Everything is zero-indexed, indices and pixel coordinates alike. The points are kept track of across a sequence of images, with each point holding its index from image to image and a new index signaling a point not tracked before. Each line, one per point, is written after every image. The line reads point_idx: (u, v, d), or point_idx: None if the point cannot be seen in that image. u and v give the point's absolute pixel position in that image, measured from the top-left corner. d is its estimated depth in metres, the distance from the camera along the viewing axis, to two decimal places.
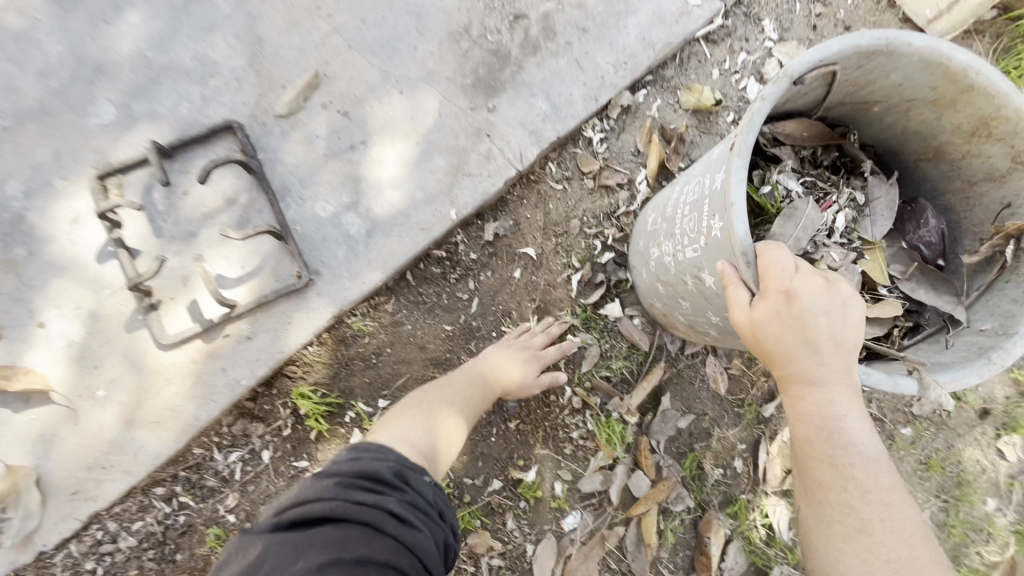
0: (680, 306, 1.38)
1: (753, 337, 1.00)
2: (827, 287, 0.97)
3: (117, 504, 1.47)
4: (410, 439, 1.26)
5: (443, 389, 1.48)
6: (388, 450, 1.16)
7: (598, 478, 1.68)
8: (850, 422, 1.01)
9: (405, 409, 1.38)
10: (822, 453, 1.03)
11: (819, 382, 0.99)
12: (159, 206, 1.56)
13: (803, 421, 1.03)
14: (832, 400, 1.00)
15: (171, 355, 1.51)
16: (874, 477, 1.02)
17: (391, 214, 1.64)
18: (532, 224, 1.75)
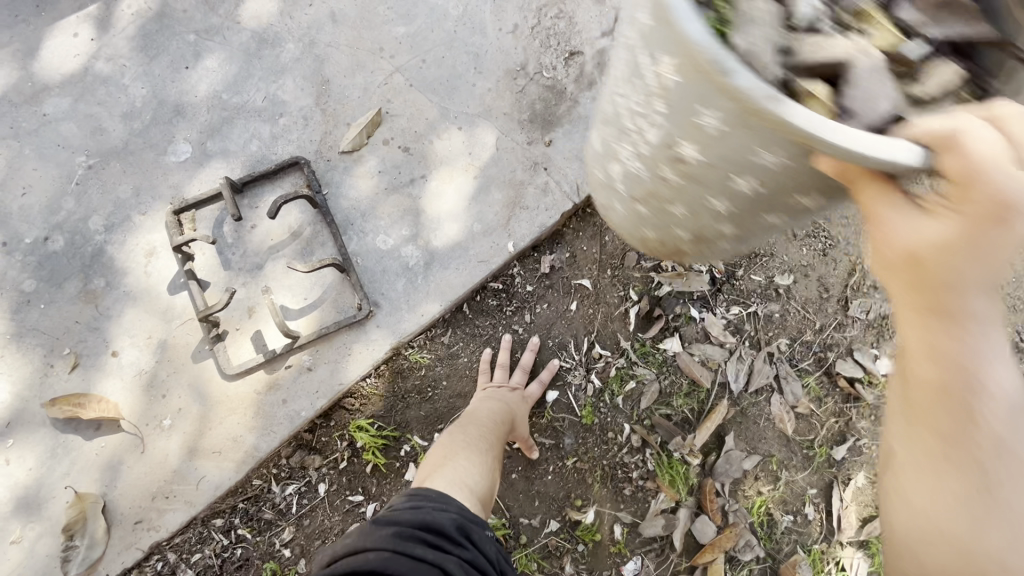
0: (688, 245, 0.91)
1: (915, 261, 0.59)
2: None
3: (177, 535, 1.47)
4: (466, 485, 1.25)
5: (483, 423, 1.45)
6: (453, 496, 1.08)
7: (660, 522, 1.60)
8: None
9: (451, 447, 1.37)
10: (993, 449, 0.60)
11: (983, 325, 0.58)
12: (228, 239, 1.62)
13: (930, 364, 0.61)
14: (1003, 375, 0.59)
15: (235, 384, 1.54)
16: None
17: (449, 246, 1.65)
18: (588, 256, 1.73)
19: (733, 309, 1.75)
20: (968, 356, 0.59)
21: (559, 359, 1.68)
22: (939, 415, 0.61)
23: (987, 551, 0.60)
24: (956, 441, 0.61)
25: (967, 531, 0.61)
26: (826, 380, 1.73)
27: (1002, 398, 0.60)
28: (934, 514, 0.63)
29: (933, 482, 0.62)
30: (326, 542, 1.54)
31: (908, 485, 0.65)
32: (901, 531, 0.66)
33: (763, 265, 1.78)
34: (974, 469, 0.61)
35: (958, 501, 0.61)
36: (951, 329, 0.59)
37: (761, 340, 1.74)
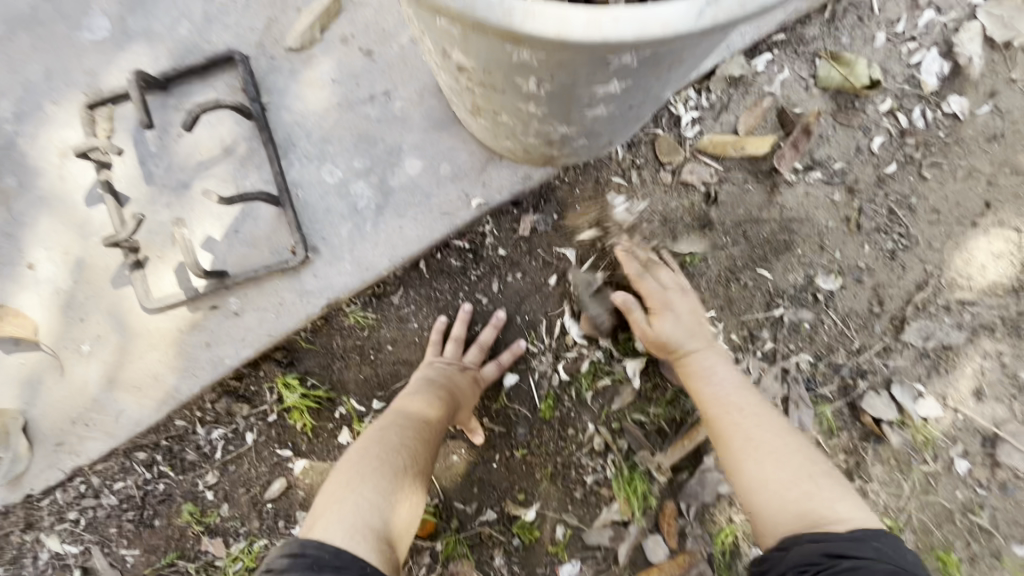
0: (509, 126, 1.01)
1: (656, 344, 1.32)
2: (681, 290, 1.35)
3: (100, 462, 1.42)
4: (371, 529, 1.01)
5: (408, 433, 1.19)
6: (352, 560, 0.94)
7: (607, 532, 1.44)
8: (715, 385, 1.27)
9: (362, 465, 1.10)
10: (753, 436, 1.18)
11: (693, 352, 1.30)
12: (151, 147, 1.35)
13: (711, 408, 1.24)
14: (710, 367, 1.29)
15: (156, 318, 1.37)
16: (767, 432, 1.19)
17: (408, 189, 1.34)
18: (581, 222, 1.39)
19: (753, 312, 1.40)
20: (719, 390, 1.26)
21: (525, 340, 1.43)
22: (733, 439, 1.19)
23: (787, 496, 1.10)
24: (737, 436, 1.19)
25: (776, 481, 1.12)
26: (846, 412, 1.42)
27: (734, 398, 1.25)
28: (764, 480, 1.13)
29: (751, 467, 1.15)
30: (251, 490, 1.46)
31: (744, 467, 1.16)
32: (755, 499, 1.13)
33: (805, 262, 1.40)
34: (754, 452, 1.16)
35: (767, 472, 1.13)
36: (704, 379, 1.27)
37: (779, 352, 1.41)
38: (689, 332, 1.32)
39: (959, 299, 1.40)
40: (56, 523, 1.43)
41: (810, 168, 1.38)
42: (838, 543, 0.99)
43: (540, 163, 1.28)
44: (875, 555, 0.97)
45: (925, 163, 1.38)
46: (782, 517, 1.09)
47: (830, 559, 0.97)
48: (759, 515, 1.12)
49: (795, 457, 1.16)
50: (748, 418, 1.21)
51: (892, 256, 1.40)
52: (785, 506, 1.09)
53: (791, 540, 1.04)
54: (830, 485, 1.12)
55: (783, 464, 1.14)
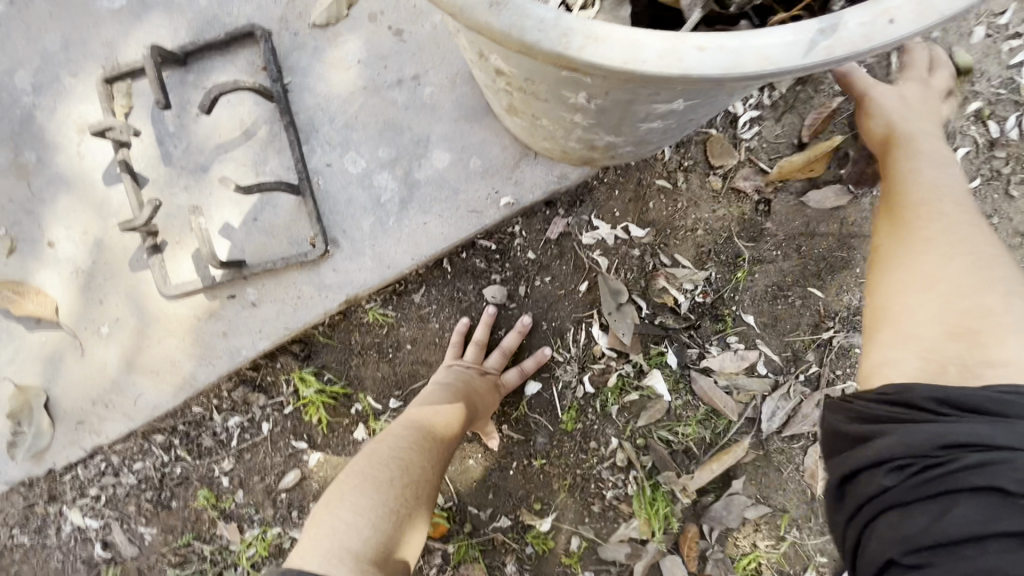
0: (549, 129, 0.90)
1: (879, 133, 1.03)
2: (927, 117, 1.02)
3: (120, 442, 1.43)
4: (353, 551, 0.95)
5: (405, 443, 1.12)
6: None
7: (623, 548, 1.39)
8: (930, 178, 0.92)
9: (350, 482, 1.05)
10: (950, 226, 0.84)
11: (910, 137, 0.99)
12: (170, 127, 1.29)
13: (907, 176, 0.93)
14: (927, 155, 0.96)
15: (174, 304, 1.34)
16: (982, 246, 0.82)
17: (435, 183, 1.25)
18: (617, 228, 1.29)
19: (798, 332, 1.31)
20: (938, 177, 0.92)
21: (550, 349, 1.35)
22: (927, 223, 0.85)
23: (948, 302, 0.78)
24: (947, 207, 0.87)
25: (948, 280, 0.79)
26: None
27: (956, 191, 0.90)
28: (939, 278, 0.79)
29: (925, 258, 0.82)
30: (265, 479, 1.45)
31: (913, 255, 0.83)
32: (890, 306, 0.82)
33: (862, 283, 1.28)
34: (944, 244, 0.82)
35: (953, 264, 0.80)
36: (924, 160, 0.94)
37: (823, 377, 1.32)
38: (917, 118, 1.02)
39: None
40: (78, 497, 1.45)
41: (879, 180, 1.25)
42: (964, 424, 0.67)
43: (578, 163, 1.18)
44: (1021, 448, 0.63)
45: (1013, 180, 1.22)
46: (927, 320, 0.78)
47: (948, 453, 0.66)
48: (891, 321, 0.81)
49: (999, 292, 0.77)
50: (968, 212, 0.87)
51: None
52: (929, 319, 0.78)
53: (891, 412, 0.73)
54: (1008, 278, 0.79)
55: (974, 258, 0.81)
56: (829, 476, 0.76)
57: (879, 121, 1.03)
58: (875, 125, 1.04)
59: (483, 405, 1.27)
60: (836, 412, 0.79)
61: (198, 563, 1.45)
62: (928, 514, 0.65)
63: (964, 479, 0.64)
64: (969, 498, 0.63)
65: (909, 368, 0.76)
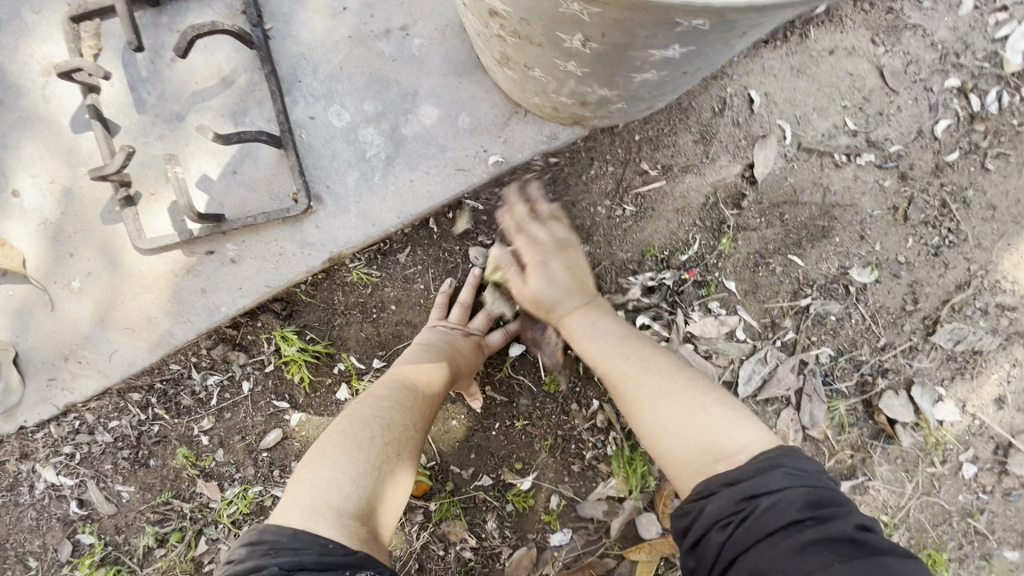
0: (541, 83, 0.90)
1: (535, 306, 1.16)
2: (549, 246, 1.15)
3: (94, 400, 1.40)
4: (334, 507, 0.93)
5: (385, 405, 1.10)
6: (310, 541, 0.87)
7: (601, 506, 1.43)
8: (597, 340, 1.08)
9: (330, 442, 1.03)
10: (647, 380, 0.97)
11: (564, 312, 1.13)
12: (143, 72, 1.24)
13: (602, 356, 1.04)
14: (587, 330, 1.10)
15: (149, 258, 1.30)
16: (660, 380, 0.96)
17: (422, 139, 1.22)
18: (606, 192, 1.29)
19: (778, 299, 1.34)
20: (602, 345, 1.06)
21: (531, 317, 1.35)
22: (626, 388, 0.99)
23: (684, 439, 0.89)
24: (629, 381, 0.99)
25: (673, 424, 0.91)
26: (860, 410, 1.38)
27: (623, 351, 1.04)
28: (661, 425, 0.92)
29: (647, 411, 0.94)
30: (245, 438, 1.44)
31: (642, 410, 0.95)
32: (656, 444, 0.92)
33: (841, 252, 1.31)
34: (657, 393, 0.94)
35: (664, 411, 0.92)
36: (585, 334, 1.09)
37: (799, 343, 1.35)
38: (566, 290, 1.13)
39: (999, 303, 1.32)
40: (52, 455, 1.43)
41: (862, 150, 1.27)
42: (747, 479, 0.80)
43: (568, 123, 1.17)
44: (787, 485, 0.78)
45: (990, 153, 1.26)
46: (679, 443, 0.89)
47: (747, 504, 0.78)
48: (663, 459, 0.92)
49: (685, 396, 0.92)
50: (638, 371, 1.00)
51: (936, 252, 1.30)
52: (676, 438, 0.90)
53: (700, 495, 0.84)
54: (700, 397, 0.93)
55: (672, 395, 0.94)
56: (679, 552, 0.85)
57: (540, 276, 1.13)
58: (531, 299, 1.15)
59: (464, 365, 1.26)
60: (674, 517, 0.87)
61: (177, 520, 1.45)
62: (756, 550, 0.75)
63: (767, 519, 0.76)
64: (776, 531, 0.75)
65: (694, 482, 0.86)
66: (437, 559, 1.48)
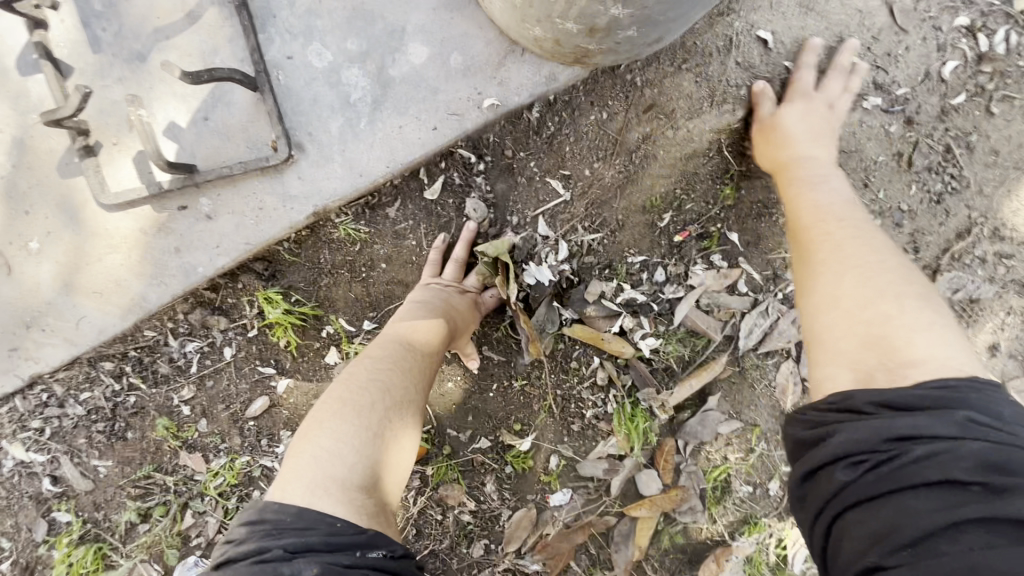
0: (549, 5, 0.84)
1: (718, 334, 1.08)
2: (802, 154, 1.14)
3: (62, 371, 1.30)
4: (340, 481, 0.88)
5: (385, 367, 1.04)
6: (317, 519, 0.82)
7: (602, 464, 1.42)
8: (826, 192, 1.09)
9: (329, 409, 0.97)
10: (842, 245, 0.97)
11: (801, 166, 1.13)
12: (96, 5, 1.12)
13: (800, 220, 1.06)
14: (819, 175, 1.12)
15: (115, 216, 1.20)
16: (853, 252, 0.95)
17: (411, 80, 1.14)
18: (605, 139, 1.23)
19: (781, 249, 1.31)
20: (824, 199, 1.07)
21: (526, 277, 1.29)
22: (824, 248, 0.98)
23: (859, 318, 0.86)
24: (827, 249, 0.97)
25: (850, 299, 0.88)
26: None
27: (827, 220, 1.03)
28: (837, 297, 0.90)
29: (829, 279, 0.93)
30: (230, 407, 1.37)
31: (820, 277, 0.94)
32: (820, 324, 0.90)
33: None
34: (839, 264, 0.94)
35: (845, 282, 0.90)
36: (804, 190, 1.10)
37: None
38: (816, 146, 1.16)
39: (997, 251, 1.32)
40: (19, 431, 1.33)
41: (869, 93, 1.23)
42: (903, 416, 0.72)
43: (568, 62, 1.11)
44: (959, 434, 0.68)
45: (995, 96, 1.24)
46: (850, 335, 0.85)
47: (896, 445, 0.70)
48: (819, 340, 0.90)
49: (885, 302, 0.86)
50: (852, 233, 0.99)
51: (938, 200, 1.29)
52: (848, 333, 0.85)
53: (837, 416, 0.77)
54: (921, 310, 0.85)
55: (870, 281, 0.89)
56: (790, 477, 0.80)
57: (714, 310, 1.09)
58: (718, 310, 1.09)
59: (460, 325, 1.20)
60: (793, 424, 0.83)
61: (160, 494, 1.38)
62: (898, 499, 0.67)
63: (918, 470, 0.68)
64: (927, 487, 0.67)
65: (842, 376, 0.82)
66: (435, 522, 1.46)
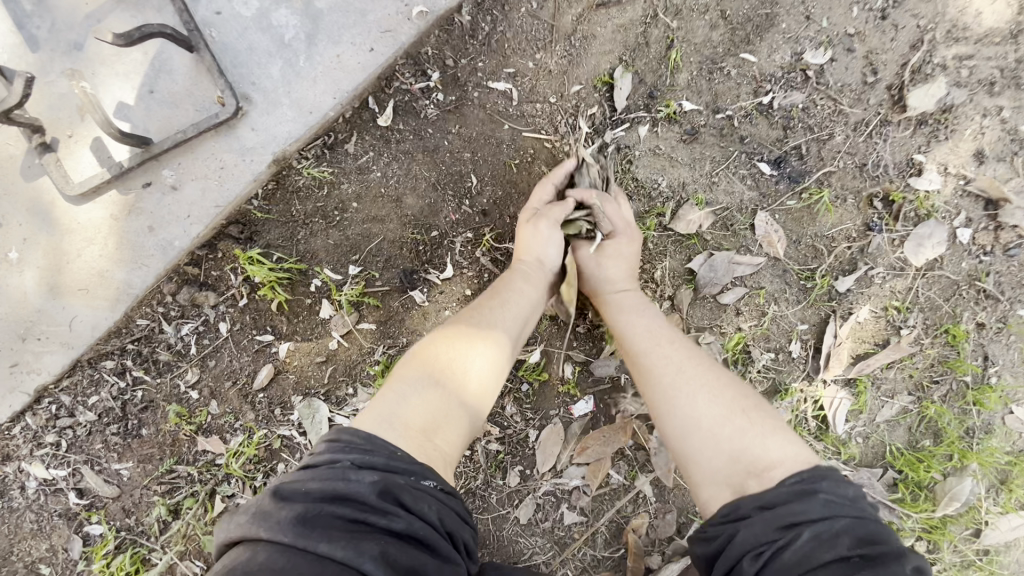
0: None
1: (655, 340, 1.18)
2: (629, 254, 1.23)
3: (65, 378, 1.31)
4: (396, 415, 0.95)
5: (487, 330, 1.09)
6: (381, 444, 0.89)
7: (614, 361, 1.41)
8: (637, 316, 1.16)
9: (437, 345, 1.05)
10: (666, 374, 1.06)
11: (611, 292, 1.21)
12: (27, 7, 1.16)
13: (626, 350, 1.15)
14: (630, 304, 1.19)
15: (85, 209, 1.22)
16: (671, 371, 1.06)
17: (340, 9, 1.19)
18: (538, 27, 1.25)
19: (739, 101, 1.31)
20: (639, 326, 1.15)
21: (496, 186, 1.31)
22: (659, 378, 1.06)
23: (718, 442, 0.96)
24: (664, 369, 1.07)
25: (700, 424, 0.98)
26: (846, 197, 1.36)
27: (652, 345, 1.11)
28: (693, 423, 0.99)
29: (682, 404, 1.01)
30: (237, 384, 1.36)
31: (677, 400, 1.02)
32: (688, 449, 0.98)
33: (790, 38, 1.29)
34: (683, 387, 1.03)
35: (695, 409, 1.00)
36: (627, 316, 1.16)
37: (770, 143, 1.33)
38: (620, 271, 1.22)
39: (956, 56, 1.30)
40: (36, 449, 1.34)
41: None
42: (783, 506, 0.84)
43: None
44: (827, 514, 0.82)
45: None
46: (716, 461, 0.95)
47: (787, 532, 0.82)
48: (691, 459, 0.98)
49: (733, 427, 0.96)
50: (667, 357, 1.08)
51: (882, 15, 1.29)
52: (713, 452, 0.95)
53: (729, 527, 0.88)
54: (765, 418, 0.98)
55: (716, 397, 1.00)
56: None
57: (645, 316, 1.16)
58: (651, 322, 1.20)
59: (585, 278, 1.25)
60: (698, 543, 0.91)
61: (187, 486, 1.37)
62: None
63: (812, 550, 0.79)
64: (825, 564, 0.78)
65: (724, 498, 0.92)
66: (465, 459, 1.44)
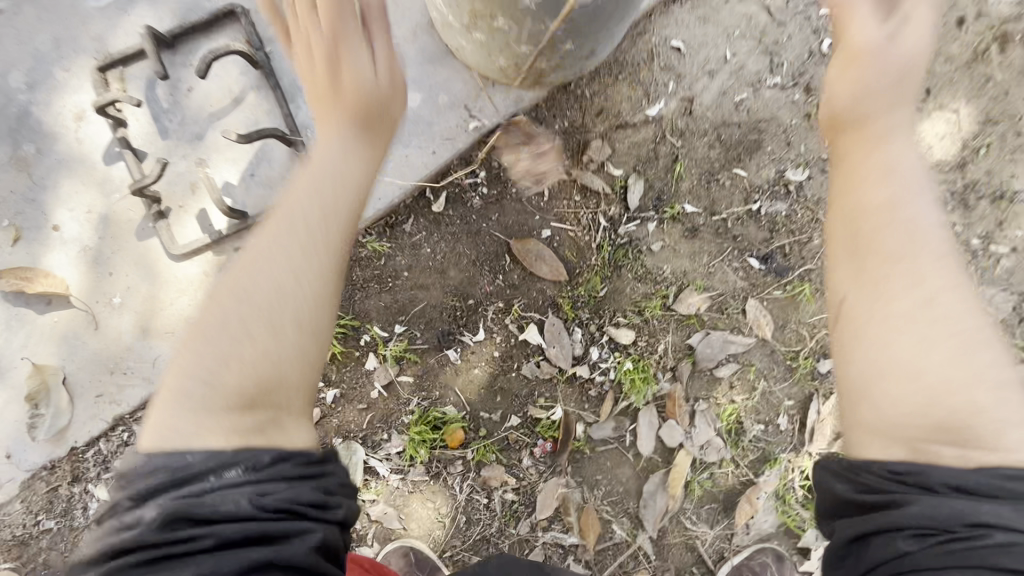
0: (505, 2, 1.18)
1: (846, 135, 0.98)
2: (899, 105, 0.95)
3: (140, 409, 1.50)
4: (201, 380, 0.82)
5: (339, 172, 1.02)
6: (186, 446, 0.77)
7: (620, 423, 1.58)
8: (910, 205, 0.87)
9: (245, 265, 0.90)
10: (929, 290, 0.83)
11: (878, 134, 0.94)
12: (163, 103, 1.44)
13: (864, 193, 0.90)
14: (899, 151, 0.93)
15: (183, 265, 1.46)
16: (934, 275, 0.84)
17: (412, 120, 1.48)
18: (568, 140, 1.54)
19: (733, 207, 1.57)
20: (918, 218, 0.86)
21: (525, 265, 1.54)
22: (889, 269, 0.84)
23: (934, 377, 0.79)
24: (916, 288, 0.83)
25: (918, 370, 0.80)
26: (825, 291, 1.59)
27: (958, 317, 0.82)
28: (905, 373, 0.80)
29: (925, 352, 0.80)
30: None
31: (898, 346, 0.82)
32: (878, 344, 0.82)
33: (775, 158, 1.56)
34: (939, 334, 0.81)
35: (924, 357, 0.80)
36: (893, 179, 0.89)
37: (759, 241, 1.58)
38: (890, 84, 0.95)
39: None
40: (102, 472, 1.49)
41: (769, 74, 1.54)
42: (980, 498, 0.74)
43: (530, 84, 1.43)
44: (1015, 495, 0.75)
45: None
46: (911, 386, 0.80)
47: (976, 528, 0.72)
48: (868, 340, 0.83)
49: (960, 402, 0.78)
50: (933, 265, 0.84)
51: None
52: (938, 386, 0.79)
53: (900, 519, 0.75)
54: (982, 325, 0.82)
55: (962, 360, 0.80)
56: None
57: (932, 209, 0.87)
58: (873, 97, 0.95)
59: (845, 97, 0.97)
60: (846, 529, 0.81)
61: None
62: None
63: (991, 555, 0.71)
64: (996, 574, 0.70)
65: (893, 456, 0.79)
66: (483, 506, 1.58)
